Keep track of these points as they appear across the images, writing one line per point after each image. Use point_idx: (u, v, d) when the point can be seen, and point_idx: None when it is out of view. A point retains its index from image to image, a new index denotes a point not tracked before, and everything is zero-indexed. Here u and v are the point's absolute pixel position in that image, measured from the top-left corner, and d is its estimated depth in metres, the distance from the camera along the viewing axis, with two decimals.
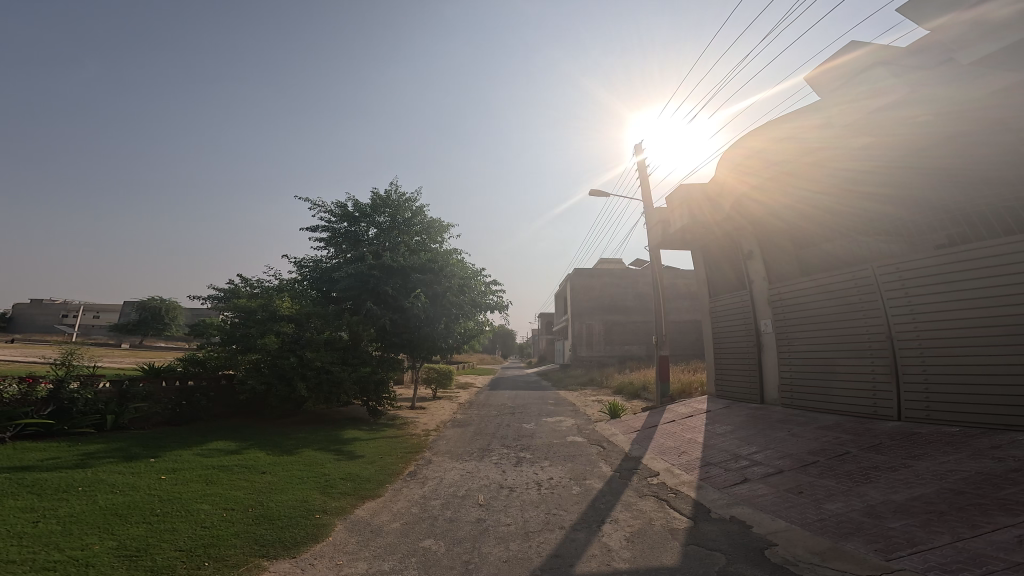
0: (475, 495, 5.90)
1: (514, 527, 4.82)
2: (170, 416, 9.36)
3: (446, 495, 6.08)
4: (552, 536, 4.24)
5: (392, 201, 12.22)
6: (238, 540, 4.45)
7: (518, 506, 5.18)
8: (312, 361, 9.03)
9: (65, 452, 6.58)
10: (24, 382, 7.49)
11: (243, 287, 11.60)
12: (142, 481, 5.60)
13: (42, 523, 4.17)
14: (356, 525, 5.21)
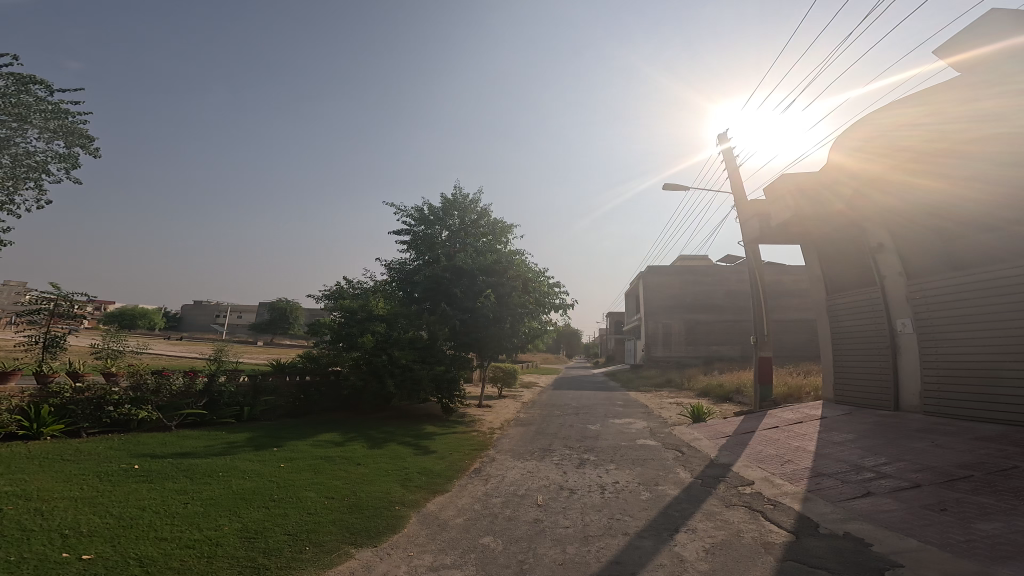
0: (534, 495, 5.91)
1: (573, 530, 4.76)
2: (290, 409, 10.44)
3: (507, 494, 6.16)
4: (615, 541, 4.11)
5: (459, 203, 12.79)
6: (333, 528, 4.92)
7: (578, 509, 5.09)
8: (398, 359, 9.64)
9: (212, 440, 7.63)
10: (187, 376, 8.81)
11: (347, 288, 12.80)
12: (266, 468, 6.41)
13: (190, 504, 4.94)
14: (426, 519, 5.48)
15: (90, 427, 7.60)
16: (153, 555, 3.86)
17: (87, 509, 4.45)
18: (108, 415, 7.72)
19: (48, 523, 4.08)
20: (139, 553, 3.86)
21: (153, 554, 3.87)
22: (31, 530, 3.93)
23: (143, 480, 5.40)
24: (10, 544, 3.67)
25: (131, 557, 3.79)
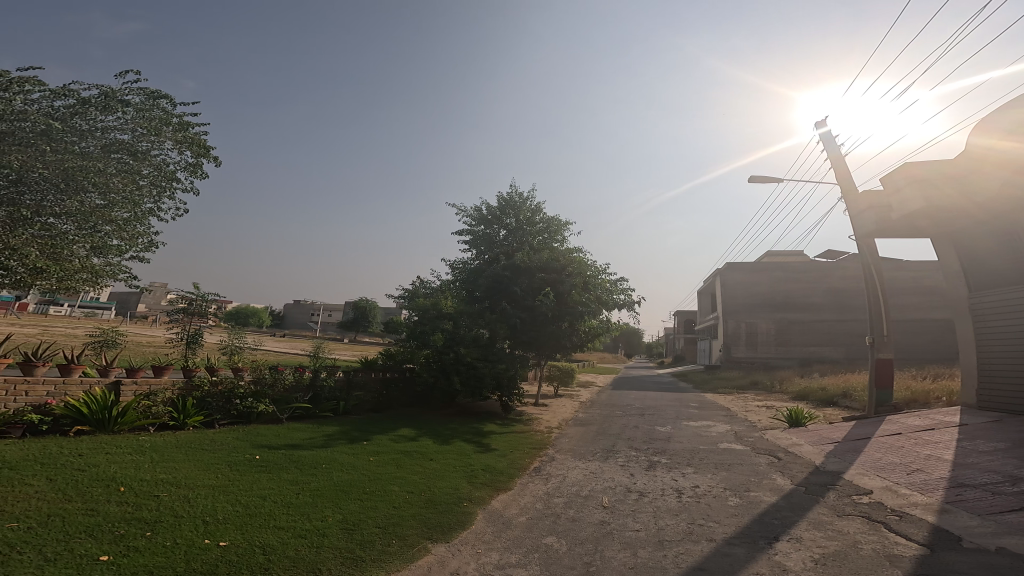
0: (598, 496, 5.87)
1: (645, 533, 4.69)
2: (375, 404, 10.83)
3: (569, 494, 6.16)
4: (698, 548, 4.06)
5: (515, 203, 13.01)
6: (414, 521, 5.28)
7: (649, 513, 5.02)
8: (464, 356, 10.01)
9: (315, 433, 8.34)
10: (297, 372, 9.80)
11: (419, 287, 13.49)
12: (357, 461, 7.09)
13: (300, 495, 5.64)
14: (492, 516, 5.65)
15: (221, 419, 8.36)
16: (273, 543, 4.43)
17: (222, 498, 5.20)
18: (236, 407, 8.48)
19: (193, 510, 4.81)
20: (262, 541, 4.44)
21: (273, 542, 4.44)
22: (180, 515, 4.67)
23: (263, 471, 6.17)
24: (168, 528, 4.38)
25: (256, 544, 4.38)
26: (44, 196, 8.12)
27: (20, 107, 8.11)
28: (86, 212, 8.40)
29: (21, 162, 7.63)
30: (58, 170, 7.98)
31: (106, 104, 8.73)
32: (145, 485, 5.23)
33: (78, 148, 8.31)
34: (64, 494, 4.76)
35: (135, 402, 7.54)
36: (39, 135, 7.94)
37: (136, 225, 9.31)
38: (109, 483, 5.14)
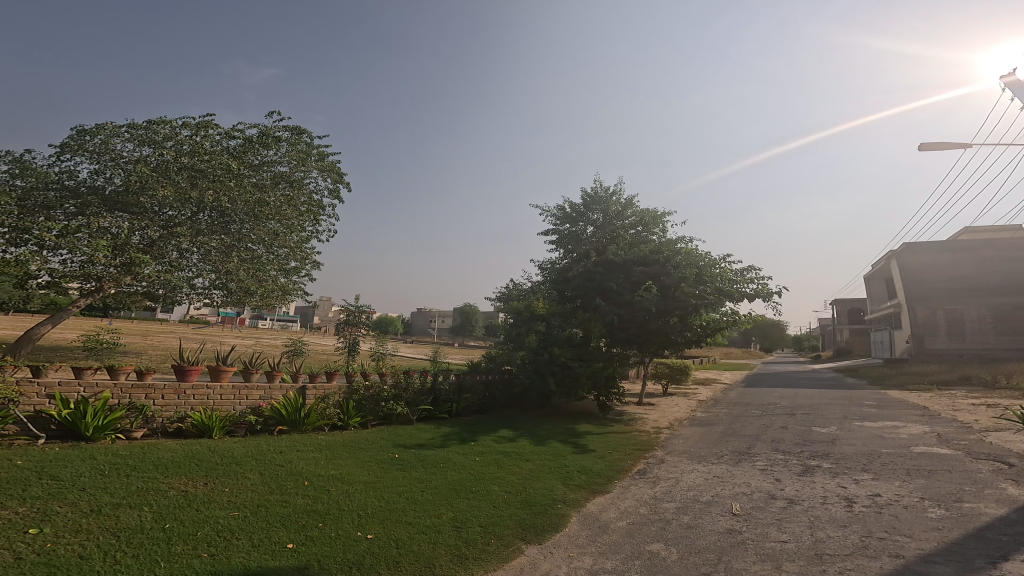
0: (723, 503, 5.53)
1: (793, 545, 4.32)
2: (480, 407, 11.16)
3: (683, 499, 5.85)
4: (875, 564, 3.75)
5: (600, 199, 13.41)
6: (510, 521, 5.35)
7: (795, 525, 4.65)
8: (557, 356, 10.32)
9: (436, 433, 8.93)
10: (424, 376, 10.34)
11: (512, 288, 14.73)
12: (465, 461, 7.41)
13: (424, 492, 6.05)
14: (587, 520, 5.55)
15: (373, 420, 9.25)
16: (402, 537, 4.77)
17: (371, 494, 5.82)
18: (383, 409, 9.35)
19: (352, 504, 5.45)
20: (395, 534, 4.81)
21: (402, 536, 4.78)
22: (341, 509, 5.28)
23: (399, 469, 6.79)
24: (330, 518, 5.02)
25: (392, 538, 4.76)
26: (242, 225, 14.10)
27: (208, 146, 13.63)
28: (268, 236, 14.48)
29: (215, 197, 13.15)
30: (243, 203, 13.70)
31: (263, 143, 14.33)
32: (322, 480, 5.99)
33: (253, 181, 14.21)
34: (268, 485, 5.58)
35: (314, 405, 8.60)
36: (226, 173, 13.34)
37: (291, 237, 15.21)
38: (298, 477, 5.95)
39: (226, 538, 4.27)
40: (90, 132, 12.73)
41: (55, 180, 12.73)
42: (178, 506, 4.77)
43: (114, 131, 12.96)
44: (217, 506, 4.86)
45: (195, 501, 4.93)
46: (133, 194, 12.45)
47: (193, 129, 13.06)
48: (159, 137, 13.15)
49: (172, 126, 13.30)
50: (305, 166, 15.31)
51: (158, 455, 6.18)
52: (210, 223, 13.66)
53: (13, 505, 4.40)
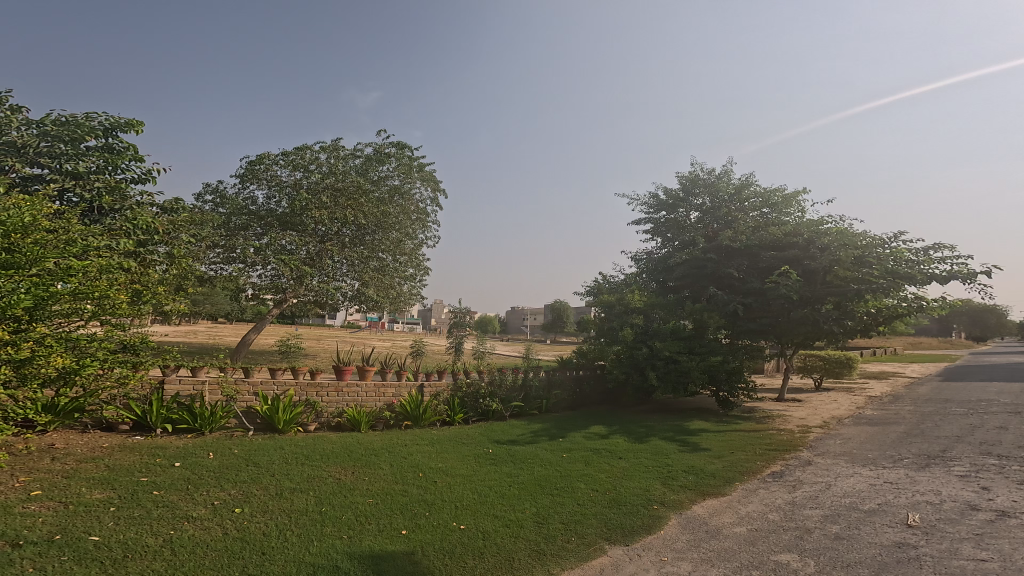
0: (892, 513, 4.89)
1: (998, 566, 3.69)
2: (571, 402, 11.67)
3: (828, 508, 5.22)
4: None
5: (704, 182, 13.64)
6: (594, 520, 5.15)
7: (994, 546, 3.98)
8: (661, 351, 10.41)
9: (525, 429, 9.03)
10: (516, 373, 10.72)
11: (603, 282, 14.44)
12: (553, 457, 7.34)
13: (511, 486, 6.06)
14: (691, 523, 5.14)
15: (473, 415, 9.71)
16: (488, 530, 4.78)
17: (467, 486, 5.97)
18: (481, 406, 9.76)
19: (452, 495, 5.62)
20: (483, 527, 4.84)
21: (488, 529, 4.79)
22: (442, 500, 5.45)
23: (492, 464, 6.90)
24: (433, 507, 5.21)
25: (480, 530, 4.79)
26: (374, 238, 16.77)
27: (343, 161, 16.17)
28: (391, 244, 17.09)
29: (352, 214, 15.41)
30: (374, 217, 16.14)
31: (379, 160, 16.60)
32: (433, 472, 6.33)
33: (376, 194, 16.50)
34: (396, 476, 5.99)
35: (430, 402, 9.30)
36: (355, 189, 15.57)
37: (407, 245, 17.77)
38: (415, 469, 6.35)
39: (360, 522, 4.59)
40: (256, 161, 15.32)
41: (244, 206, 15.40)
42: (333, 493, 5.25)
43: (272, 158, 15.46)
44: (356, 493, 5.29)
45: (344, 488, 5.41)
46: (298, 215, 15.00)
47: (329, 152, 15.83)
48: (304, 160, 15.44)
49: (312, 150, 15.67)
50: (410, 178, 17.47)
51: (324, 446, 6.94)
52: (352, 235, 16.29)
53: (224, 489, 5.08)
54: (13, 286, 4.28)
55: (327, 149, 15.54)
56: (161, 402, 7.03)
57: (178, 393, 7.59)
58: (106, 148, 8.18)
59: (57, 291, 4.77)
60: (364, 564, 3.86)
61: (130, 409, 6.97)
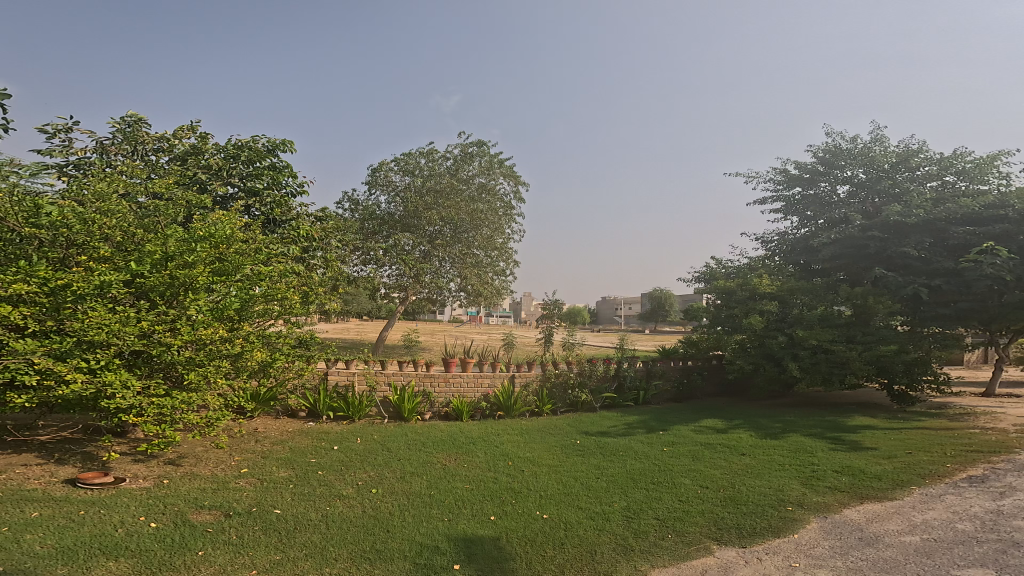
0: None
1: None
2: (676, 394, 12.42)
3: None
4: None
5: (849, 151, 13.12)
6: (701, 519, 5.12)
7: None
8: (805, 340, 10.76)
9: (618, 421, 9.58)
10: (606, 364, 11.13)
11: (716, 266, 14.10)
12: (653, 451, 7.53)
13: (600, 479, 6.20)
14: (834, 528, 4.97)
15: (561, 406, 10.24)
16: (570, 520, 4.93)
17: (553, 475, 6.24)
18: (571, 397, 10.30)
19: (536, 484, 5.88)
20: (566, 517, 5.01)
21: (570, 520, 4.94)
22: (529, 488, 5.74)
23: (579, 455, 7.16)
24: (517, 495, 5.51)
25: (563, 520, 4.96)
26: (469, 236, 17.73)
27: (438, 162, 17.71)
28: (483, 241, 18.00)
29: (451, 213, 16.99)
30: (466, 215, 17.26)
31: (467, 159, 17.76)
32: (522, 461, 6.71)
33: (467, 193, 17.58)
34: (489, 464, 6.50)
35: (519, 393, 9.84)
36: (448, 190, 17.15)
37: (498, 239, 18.56)
38: (505, 457, 6.80)
39: (455, 506, 5.07)
40: (376, 169, 17.63)
41: (374, 212, 17.41)
42: (439, 477, 5.89)
43: (387, 166, 17.69)
44: (457, 478, 5.86)
45: (446, 472, 6.06)
46: (414, 217, 17.07)
47: (426, 156, 17.57)
48: (409, 166, 17.41)
49: (414, 156, 17.57)
50: (493, 174, 18.22)
51: (434, 433, 7.83)
52: (451, 234, 17.67)
53: (365, 471, 5.93)
54: (226, 291, 5.77)
55: (425, 152, 17.35)
56: (325, 393, 8.33)
57: (337, 382, 8.83)
58: (273, 167, 9.44)
59: (255, 293, 6.13)
60: (459, 546, 4.23)
61: (307, 398, 8.38)
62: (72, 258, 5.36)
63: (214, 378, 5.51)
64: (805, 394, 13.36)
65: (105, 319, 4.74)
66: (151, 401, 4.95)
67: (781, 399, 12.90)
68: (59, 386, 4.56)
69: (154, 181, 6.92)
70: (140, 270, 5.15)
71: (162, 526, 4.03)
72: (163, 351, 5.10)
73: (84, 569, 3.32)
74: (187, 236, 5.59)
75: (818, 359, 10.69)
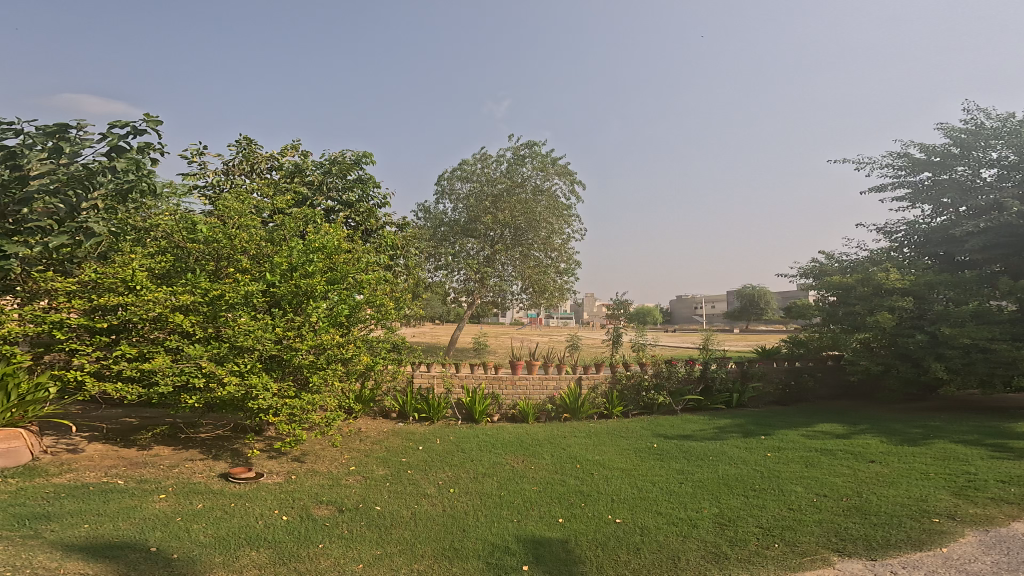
0: None
1: None
2: (779, 397, 11.08)
3: None
4: None
5: (998, 129, 10.34)
6: (817, 528, 4.63)
7: None
8: (955, 338, 8.82)
9: (706, 425, 8.88)
10: (688, 365, 10.32)
11: (828, 262, 11.99)
12: (754, 457, 6.94)
13: (684, 484, 5.85)
14: (997, 545, 4.24)
15: (634, 409, 9.90)
16: (648, 526, 4.74)
17: (628, 479, 6.02)
18: (645, 399, 9.86)
19: (607, 488, 5.73)
20: (641, 522, 4.83)
21: (648, 525, 4.75)
22: (599, 492, 5.64)
23: (657, 459, 6.83)
24: (590, 499, 5.43)
25: (637, 524, 4.80)
26: (528, 238, 18.03)
27: (493, 165, 18.05)
28: (544, 242, 18.07)
29: (509, 215, 17.36)
30: (524, 217, 17.46)
31: (521, 161, 17.81)
32: (590, 464, 6.61)
33: (521, 196, 17.70)
34: (555, 466, 6.54)
35: (587, 395, 9.75)
36: (504, 194, 17.58)
37: (557, 240, 18.40)
38: (572, 460, 6.76)
39: (521, 508, 5.19)
40: (438, 180, 18.62)
41: (441, 220, 18.44)
42: (509, 478, 6.10)
43: (447, 176, 18.55)
44: (525, 480, 6.01)
45: (516, 474, 6.24)
46: (474, 222, 17.72)
47: (480, 162, 18.07)
48: (469, 173, 18.05)
49: (471, 162, 18.17)
50: (548, 174, 18.06)
51: (501, 435, 8.07)
52: (511, 237, 18.01)
53: (443, 471, 6.37)
54: (340, 299, 6.56)
55: (481, 157, 17.83)
56: (410, 396, 9.09)
57: (420, 384, 9.52)
58: (360, 179, 10.50)
59: (356, 300, 6.97)
60: (527, 547, 4.33)
61: (395, 401, 9.17)
62: (223, 269, 6.60)
63: (331, 380, 6.44)
64: (953, 397, 11.03)
65: (250, 326, 5.82)
66: (283, 402, 5.91)
67: (920, 402, 10.82)
68: (219, 387, 5.66)
69: (277, 199, 8.15)
70: (274, 280, 6.16)
71: (291, 519, 4.74)
72: (294, 354, 6.03)
73: (233, 559, 3.91)
74: (306, 248, 6.58)
75: (972, 360, 8.94)
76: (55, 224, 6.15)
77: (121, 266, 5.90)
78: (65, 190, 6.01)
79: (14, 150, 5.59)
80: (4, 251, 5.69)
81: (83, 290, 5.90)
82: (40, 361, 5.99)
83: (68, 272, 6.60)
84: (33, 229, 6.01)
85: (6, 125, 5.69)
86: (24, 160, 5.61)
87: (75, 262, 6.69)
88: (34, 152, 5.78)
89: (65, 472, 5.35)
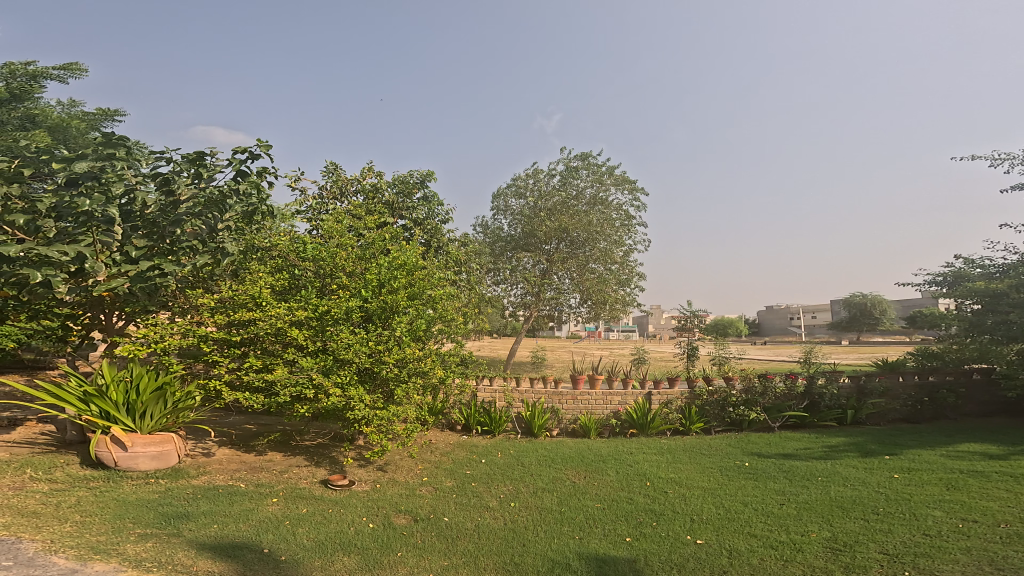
0: None
1: None
2: (907, 413, 9.35)
3: None
4: None
5: None
6: (962, 556, 3.95)
7: None
8: None
9: (811, 443, 7.84)
10: (788, 379, 9.21)
11: (963, 265, 10.03)
12: (875, 478, 5.99)
13: (785, 505, 5.24)
14: None
15: (717, 426, 9.07)
16: (740, 548, 4.34)
17: (711, 498, 5.57)
18: (730, 415, 8.99)
19: (686, 507, 5.35)
20: (731, 544, 4.44)
21: (740, 548, 4.35)
22: (674, 511, 5.27)
23: (751, 478, 6.20)
24: (669, 517, 5.12)
25: (726, 546, 4.41)
26: (588, 249, 17.70)
27: (548, 179, 18.08)
28: (602, 254, 17.62)
29: (566, 226, 17.20)
30: (581, 228, 17.18)
31: (574, 173, 17.66)
32: (662, 481, 6.24)
33: (578, 207, 17.50)
34: (621, 482, 6.28)
35: (658, 410, 9.20)
36: (561, 205, 17.46)
37: (617, 251, 17.86)
38: (642, 477, 6.44)
39: (588, 523, 5.09)
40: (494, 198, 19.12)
41: (498, 236, 18.84)
42: (573, 494, 6.00)
43: (502, 193, 19.00)
44: (587, 497, 5.85)
45: (580, 490, 6.11)
46: (530, 236, 17.83)
47: (533, 177, 18.22)
48: (524, 188, 18.29)
49: (525, 178, 18.45)
50: (604, 185, 17.68)
51: (563, 450, 7.96)
52: (567, 250, 17.86)
53: (505, 484, 6.45)
54: (417, 313, 7.16)
55: (535, 172, 18.01)
56: (474, 410, 9.35)
57: (483, 398, 9.77)
58: (426, 198, 11.24)
59: (429, 314, 7.48)
60: (592, 565, 4.21)
61: (461, 414, 9.48)
62: (326, 285, 7.43)
63: (411, 392, 6.95)
64: None
65: (349, 341, 6.52)
66: (375, 412, 6.51)
67: None
68: (324, 397, 6.41)
69: (364, 221, 9.01)
70: (368, 296, 6.83)
71: (375, 527, 5.18)
72: (382, 367, 6.72)
73: (330, 562, 4.37)
74: (390, 265, 7.19)
75: None
76: (200, 245, 7.38)
77: (250, 286, 7.00)
78: (203, 212, 7.19)
79: (168, 177, 6.85)
80: (164, 270, 6.82)
81: (222, 305, 7.09)
82: (188, 371, 7.16)
83: (208, 288, 7.99)
84: (184, 248, 7.18)
85: (159, 156, 6.91)
86: (175, 185, 6.83)
87: (212, 280, 8.06)
88: (181, 178, 7.01)
89: (201, 474, 6.43)
